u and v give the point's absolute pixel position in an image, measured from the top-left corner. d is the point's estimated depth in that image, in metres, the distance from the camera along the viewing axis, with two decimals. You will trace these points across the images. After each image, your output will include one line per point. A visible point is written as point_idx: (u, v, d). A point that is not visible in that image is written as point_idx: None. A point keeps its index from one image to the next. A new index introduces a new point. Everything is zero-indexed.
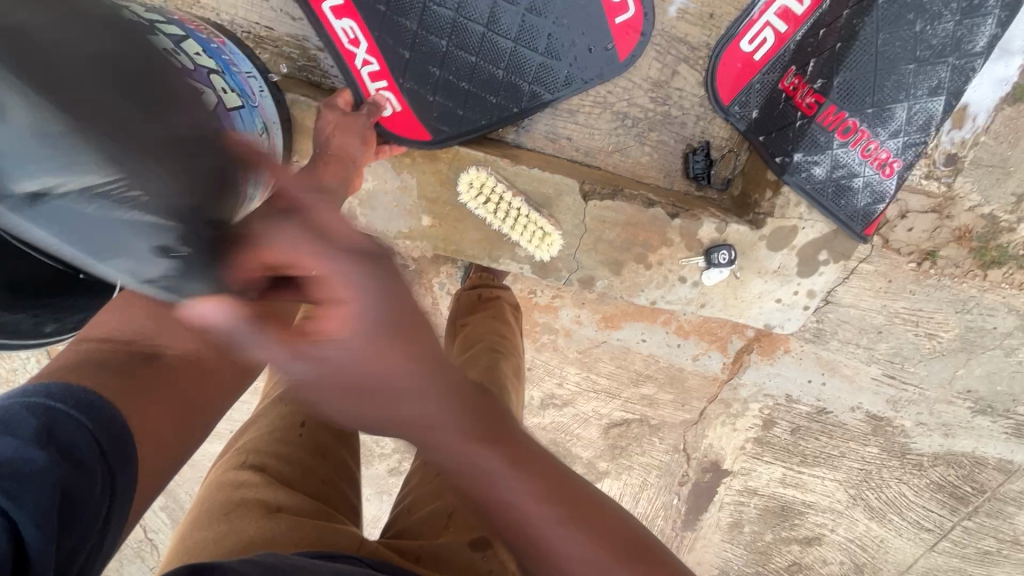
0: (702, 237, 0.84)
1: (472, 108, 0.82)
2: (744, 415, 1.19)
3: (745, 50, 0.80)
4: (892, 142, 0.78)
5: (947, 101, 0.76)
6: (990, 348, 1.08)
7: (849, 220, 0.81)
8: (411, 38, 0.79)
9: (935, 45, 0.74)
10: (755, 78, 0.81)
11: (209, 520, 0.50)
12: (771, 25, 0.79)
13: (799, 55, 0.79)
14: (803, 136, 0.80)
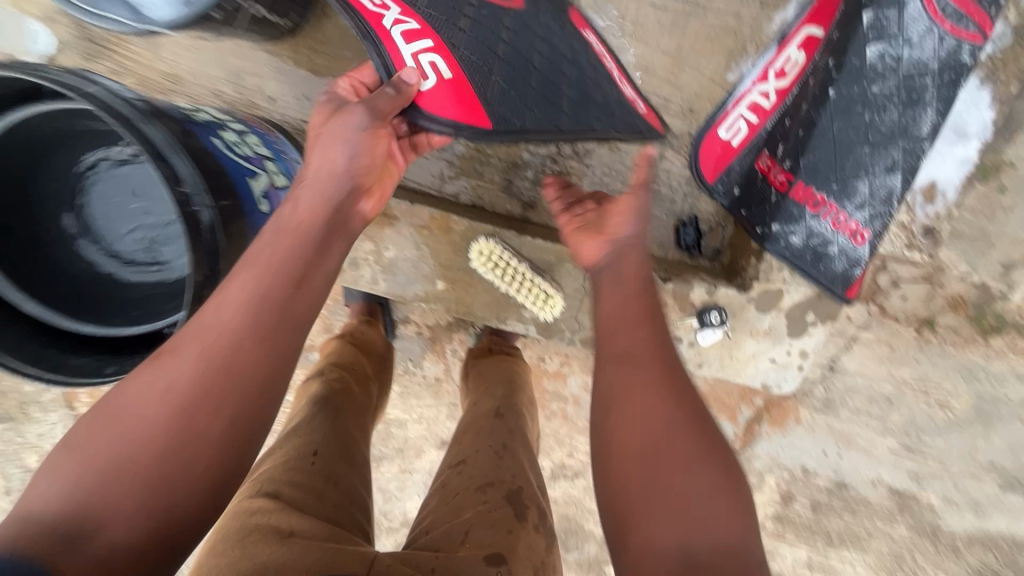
0: (693, 299, 0.84)
1: (518, 114, 0.79)
2: (761, 490, 1.16)
3: (722, 136, 0.76)
4: (858, 213, 0.75)
5: (902, 175, 0.74)
6: (1007, 419, 1.06)
7: (829, 283, 0.79)
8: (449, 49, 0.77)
9: (887, 128, 0.72)
10: (733, 162, 0.76)
11: (228, 545, 0.50)
12: (743, 113, 0.75)
13: (772, 140, 0.74)
14: (777, 211, 0.76)
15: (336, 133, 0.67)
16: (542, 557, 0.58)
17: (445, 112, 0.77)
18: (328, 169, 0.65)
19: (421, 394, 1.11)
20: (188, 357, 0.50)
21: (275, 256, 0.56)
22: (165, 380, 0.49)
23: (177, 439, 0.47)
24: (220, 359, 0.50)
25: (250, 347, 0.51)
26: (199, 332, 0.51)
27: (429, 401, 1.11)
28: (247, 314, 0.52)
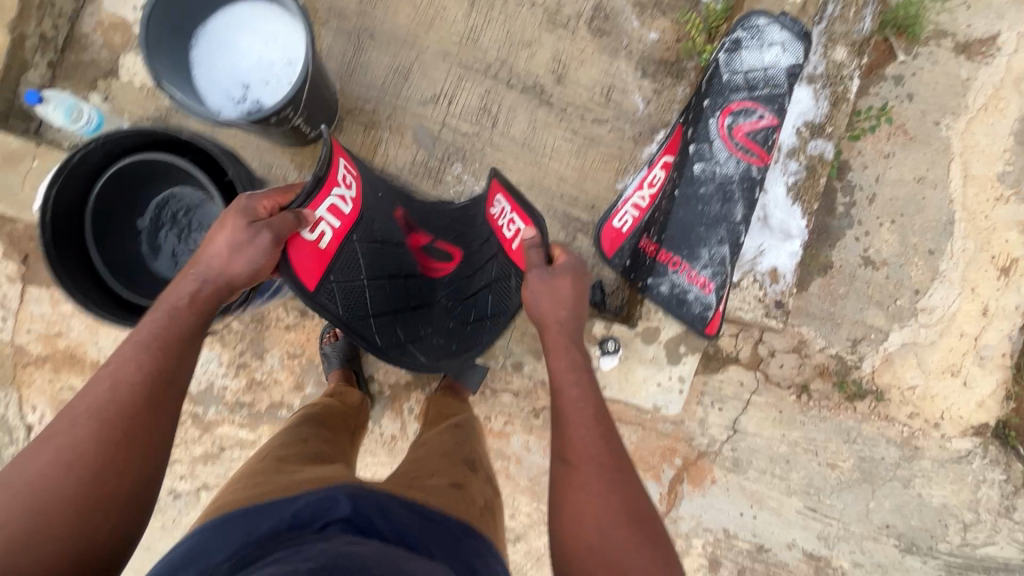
0: (595, 331, 0.92)
1: (348, 302, 0.78)
2: (689, 554, 1.25)
3: (615, 225, 0.95)
4: (705, 268, 0.90)
5: (731, 246, 0.90)
6: (888, 479, 1.24)
7: (692, 321, 0.90)
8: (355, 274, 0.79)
9: (713, 213, 0.90)
10: (624, 244, 0.94)
11: (250, 479, 0.80)
12: (631, 210, 0.95)
13: (652, 227, 0.93)
14: (648, 269, 0.92)
15: (257, 242, 0.68)
16: (483, 502, 0.87)
17: (297, 257, 0.72)
18: (229, 273, 0.70)
19: (376, 451, 1.21)
20: (86, 416, 0.60)
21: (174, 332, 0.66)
22: (73, 437, 0.59)
23: (94, 467, 0.58)
24: (114, 415, 0.61)
25: (115, 422, 0.60)
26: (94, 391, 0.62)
27: (384, 459, 1.21)
28: (158, 368, 0.65)
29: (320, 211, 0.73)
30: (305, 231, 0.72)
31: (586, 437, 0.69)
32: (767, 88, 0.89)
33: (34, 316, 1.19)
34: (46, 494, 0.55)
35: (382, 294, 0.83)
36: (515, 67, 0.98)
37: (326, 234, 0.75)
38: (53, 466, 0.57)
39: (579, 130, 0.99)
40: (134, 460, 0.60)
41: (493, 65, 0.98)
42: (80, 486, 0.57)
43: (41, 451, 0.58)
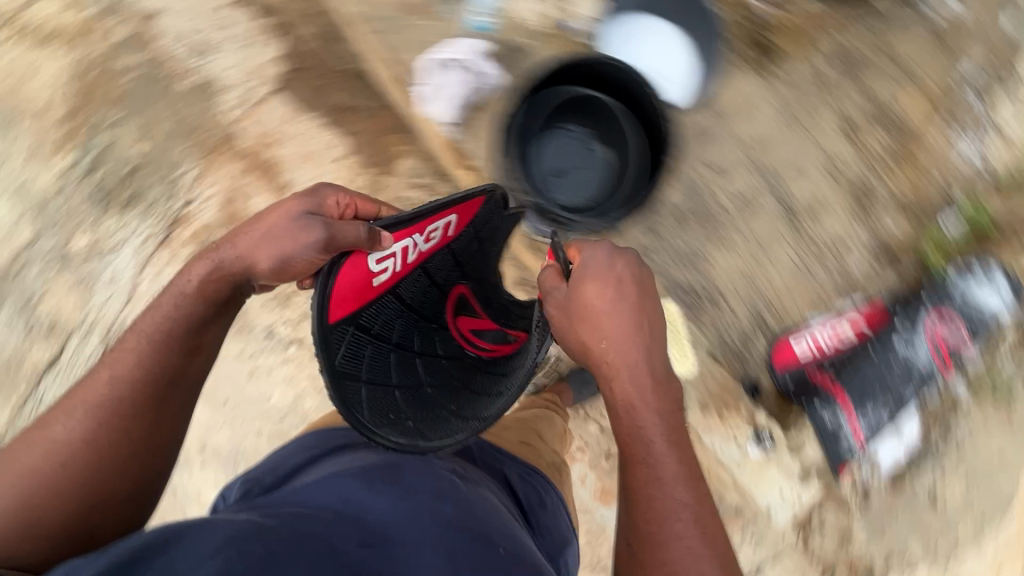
0: (756, 421, 1.15)
1: (354, 357, 0.77)
2: None
3: (795, 347, 1.08)
4: (864, 422, 1.07)
5: (892, 416, 1.07)
6: None
7: (833, 453, 1.10)
8: (375, 329, 0.81)
9: (891, 384, 1.06)
10: (797, 364, 1.08)
11: None
12: (814, 342, 1.08)
13: (832, 365, 1.08)
14: (816, 397, 1.09)
15: (306, 233, 0.80)
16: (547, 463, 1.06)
17: (336, 283, 0.74)
18: (245, 262, 0.82)
19: None
20: (79, 408, 0.77)
21: (164, 330, 0.79)
22: (71, 428, 0.75)
23: (89, 453, 0.75)
24: (102, 411, 0.76)
25: (109, 404, 0.76)
26: (87, 390, 0.78)
27: None
28: (155, 361, 0.79)
29: (399, 247, 0.81)
30: (370, 259, 0.78)
31: (671, 526, 0.72)
32: (973, 315, 1.07)
33: (266, 115, 1.25)
34: (58, 470, 0.74)
35: (382, 359, 0.81)
36: (785, 184, 1.13)
37: (385, 274, 0.81)
38: (63, 452, 0.74)
39: (802, 258, 1.13)
40: (119, 435, 0.77)
41: (770, 171, 1.13)
42: (80, 468, 0.74)
43: (46, 443, 0.75)
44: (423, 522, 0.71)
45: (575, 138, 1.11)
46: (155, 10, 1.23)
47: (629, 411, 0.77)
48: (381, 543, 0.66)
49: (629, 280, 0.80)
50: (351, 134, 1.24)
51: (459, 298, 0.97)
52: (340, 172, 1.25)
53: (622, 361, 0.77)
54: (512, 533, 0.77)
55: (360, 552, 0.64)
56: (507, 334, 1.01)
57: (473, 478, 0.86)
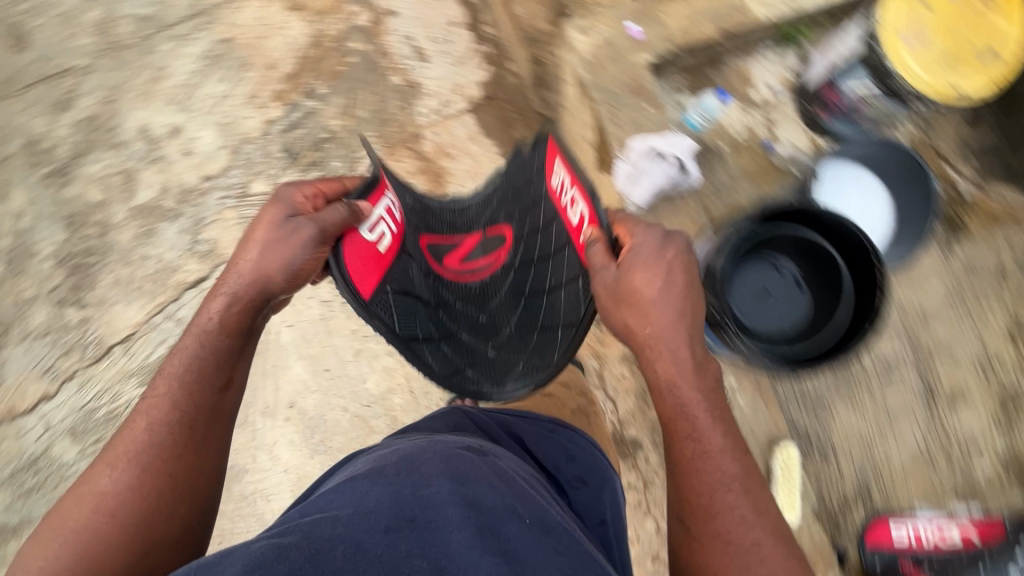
0: None
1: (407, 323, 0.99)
2: None
3: (893, 529, 1.03)
4: None
5: None
6: None
7: None
8: (407, 297, 1.00)
9: None
10: (890, 548, 1.02)
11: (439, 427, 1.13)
12: (913, 533, 1.02)
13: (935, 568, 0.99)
14: None
15: (297, 235, 0.89)
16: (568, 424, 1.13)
17: (348, 261, 0.93)
18: (262, 281, 0.88)
19: None
20: (120, 458, 0.79)
21: (202, 362, 0.84)
22: (119, 477, 0.78)
23: (132, 498, 0.77)
24: (141, 456, 0.79)
25: (147, 447, 0.79)
26: (125, 440, 0.80)
27: None
28: (193, 389, 0.82)
29: (378, 212, 0.97)
30: (364, 232, 0.95)
31: (720, 497, 0.75)
32: None
33: (451, 130, 1.33)
34: (112, 517, 0.76)
35: (426, 317, 1.02)
36: (933, 364, 1.09)
37: (386, 238, 0.98)
38: (114, 499, 0.77)
39: (927, 446, 1.07)
40: (161, 475, 0.79)
41: (920, 346, 1.09)
42: (127, 510, 0.76)
43: (95, 495, 0.77)
44: (443, 499, 0.71)
45: (781, 278, 0.92)
46: (393, 13, 1.36)
47: (672, 388, 0.78)
48: (406, 529, 0.67)
49: (681, 259, 0.81)
50: None
51: (431, 244, 1.06)
52: None
53: (663, 344, 0.78)
54: (537, 498, 0.78)
55: (385, 542, 0.65)
56: (497, 240, 1.05)
57: (489, 450, 0.86)
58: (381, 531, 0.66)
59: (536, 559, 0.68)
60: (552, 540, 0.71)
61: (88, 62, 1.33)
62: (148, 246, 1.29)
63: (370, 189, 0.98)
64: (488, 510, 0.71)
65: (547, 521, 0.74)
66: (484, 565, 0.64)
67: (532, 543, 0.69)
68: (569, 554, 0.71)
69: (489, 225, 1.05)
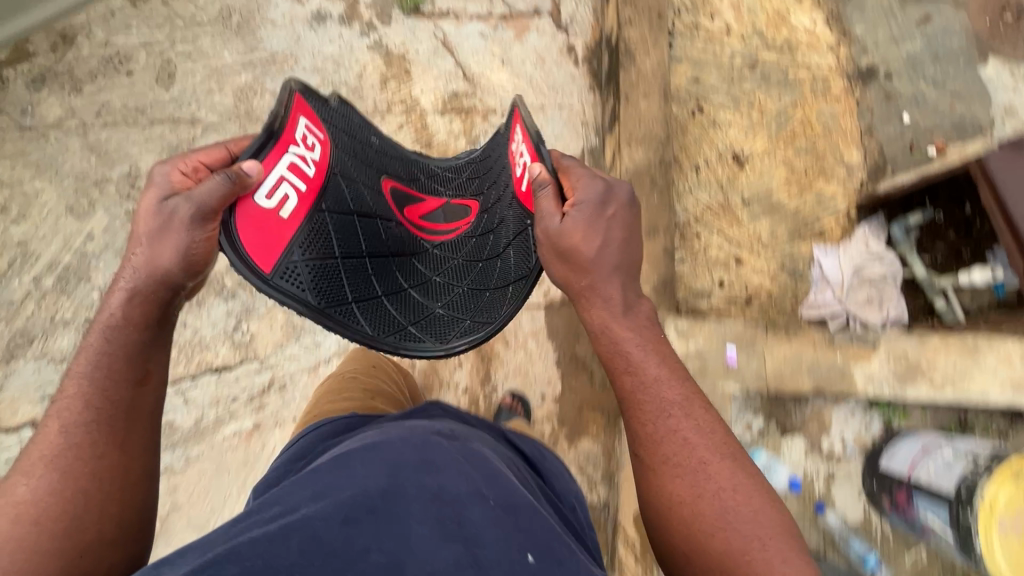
0: None
1: (325, 291, 0.89)
2: None
3: None
4: None
5: None
6: None
7: None
8: (348, 234, 0.95)
9: None
10: None
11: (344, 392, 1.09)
12: None
13: None
14: None
15: (176, 221, 0.75)
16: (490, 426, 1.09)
17: (243, 238, 0.81)
18: (159, 273, 0.76)
19: None
20: (36, 466, 0.69)
21: (115, 354, 0.74)
22: (36, 486, 0.68)
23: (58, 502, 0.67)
24: (65, 452, 0.69)
25: (60, 441, 0.70)
26: (38, 445, 0.70)
27: None
28: (124, 365, 0.74)
29: (275, 174, 0.84)
30: (261, 197, 0.82)
31: (663, 423, 0.78)
32: None
33: (519, 320, 1.32)
34: (43, 522, 0.66)
35: (362, 276, 0.95)
36: None
37: (289, 202, 0.86)
38: (43, 506, 0.67)
39: None
40: (93, 468, 0.70)
41: None
42: (56, 517, 0.67)
43: (7, 512, 0.66)
44: (406, 487, 0.63)
45: None
46: None
47: (605, 332, 0.84)
48: (364, 521, 0.59)
49: (622, 214, 0.85)
50: (566, 387, 1.29)
51: (395, 190, 1.06)
52: (537, 407, 1.29)
53: (595, 294, 0.84)
54: (505, 479, 0.70)
55: (343, 535, 0.58)
56: (462, 210, 1.11)
57: (461, 435, 0.82)
58: (338, 520, 0.59)
59: (497, 544, 0.60)
60: (518, 519, 0.63)
61: (216, 121, 1.35)
62: (191, 314, 1.27)
63: (270, 144, 0.83)
64: (450, 498, 0.62)
65: (515, 506, 0.65)
66: (441, 554, 0.57)
67: (495, 527, 0.61)
68: (532, 530, 0.63)
69: (456, 195, 1.11)
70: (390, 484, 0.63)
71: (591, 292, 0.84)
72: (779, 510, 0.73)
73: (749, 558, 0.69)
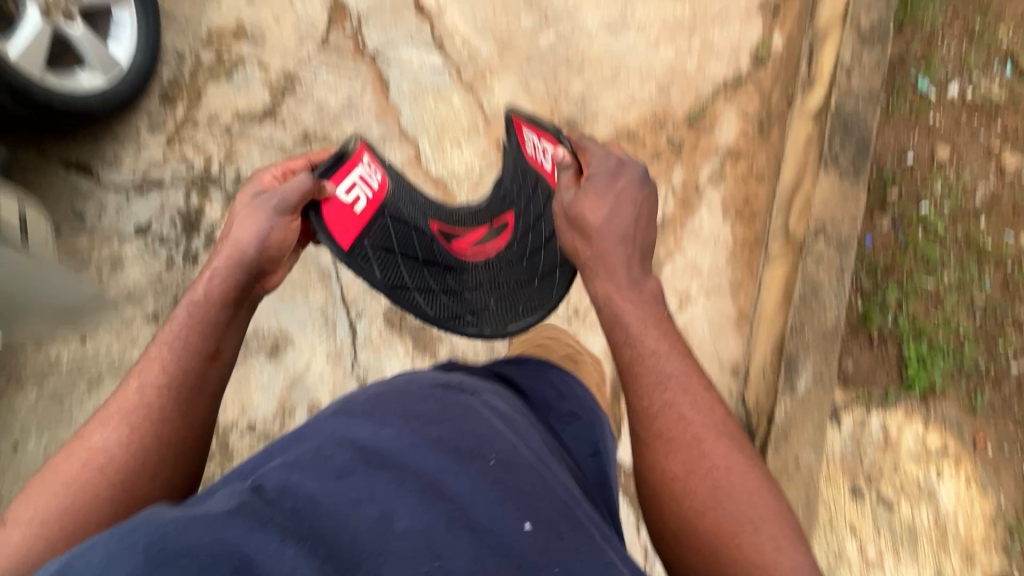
0: None
1: (389, 272, 1.01)
2: None
3: None
4: None
5: None
6: None
7: None
8: (405, 234, 1.04)
9: None
10: None
11: None
12: None
13: None
14: None
15: (258, 215, 0.89)
16: None
17: (327, 219, 0.94)
18: (244, 256, 0.87)
19: None
20: (115, 419, 0.79)
21: (194, 329, 0.84)
22: (110, 438, 0.78)
23: (130, 452, 0.78)
24: (139, 413, 0.79)
25: (137, 398, 0.80)
26: (119, 400, 0.81)
27: None
28: (202, 339, 0.84)
29: (349, 180, 0.97)
30: (342, 193, 0.96)
31: (658, 397, 0.80)
32: None
33: None
34: (116, 462, 0.77)
35: (420, 272, 1.04)
36: None
37: (361, 202, 0.98)
38: (124, 444, 0.78)
39: None
40: (158, 428, 0.79)
41: None
42: (124, 463, 0.77)
43: (85, 452, 0.77)
44: (410, 444, 0.63)
45: None
46: None
47: (608, 304, 0.85)
48: (360, 474, 0.59)
49: (632, 188, 0.87)
50: None
51: (443, 229, 1.11)
52: None
53: (601, 263, 0.86)
54: (508, 436, 0.71)
55: (341, 492, 0.57)
56: (501, 229, 1.12)
57: (469, 387, 0.80)
58: (335, 478, 0.59)
59: (496, 512, 0.60)
60: (514, 477, 0.64)
61: None
62: None
63: (341, 163, 0.97)
64: (452, 456, 0.64)
65: (517, 467, 0.65)
66: (434, 509, 0.58)
67: (489, 489, 0.62)
68: (530, 493, 0.63)
69: (499, 211, 1.13)
70: (394, 437, 0.64)
71: (609, 275, 0.86)
72: (777, 498, 0.77)
73: (738, 539, 0.74)
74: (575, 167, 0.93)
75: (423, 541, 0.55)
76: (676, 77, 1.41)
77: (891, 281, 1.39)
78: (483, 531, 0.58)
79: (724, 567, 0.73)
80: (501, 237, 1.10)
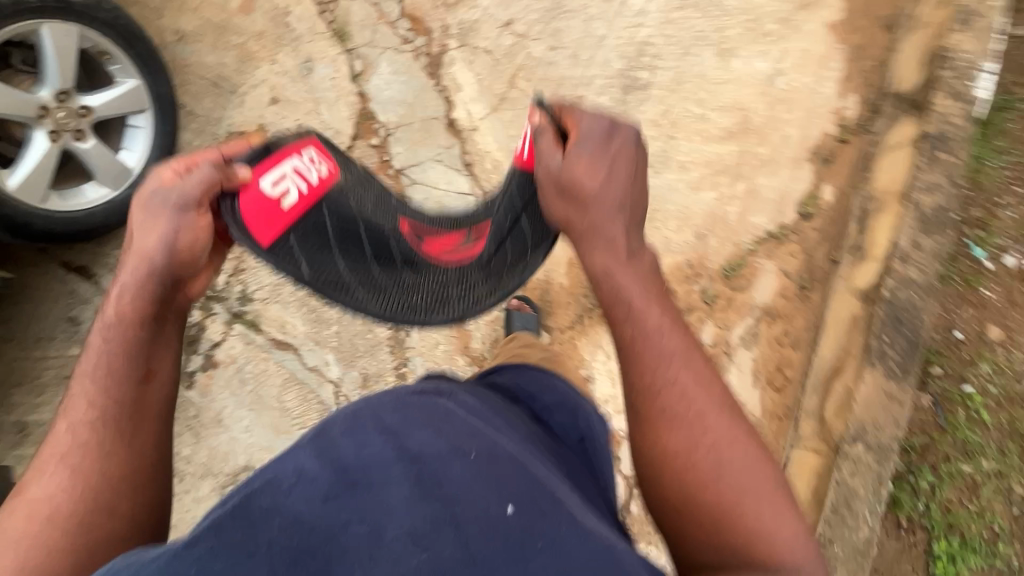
0: None
1: (320, 265, 0.80)
2: None
3: None
4: None
5: None
6: None
7: None
8: (341, 224, 0.82)
9: None
10: None
11: None
12: None
13: None
14: None
15: (151, 220, 0.72)
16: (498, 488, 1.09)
17: (243, 215, 0.74)
18: (151, 261, 0.72)
19: None
20: (52, 467, 0.69)
21: (119, 352, 0.72)
22: (48, 488, 0.67)
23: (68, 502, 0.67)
24: (76, 453, 0.69)
25: (68, 441, 0.69)
26: (52, 446, 0.70)
27: None
28: (129, 355, 0.72)
29: (279, 171, 0.78)
30: (264, 182, 0.76)
31: (661, 373, 0.70)
32: None
33: None
34: (56, 517, 0.66)
35: (358, 258, 0.82)
36: None
37: (291, 197, 0.78)
38: (62, 495, 0.67)
39: None
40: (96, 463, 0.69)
41: None
42: (66, 516, 0.67)
43: (22, 509, 0.66)
44: (385, 454, 0.56)
45: None
46: None
47: (608, 278, 0.73)
48: (348, 492, 0.53)
49: (630, 151, 0.73)
50: None
51: (408, 224, 0.90)
52: None
53: (597, 236, 0.73)
54: (487, 432, 0.63)
55: (327, 509, 0.52)
56: (478, 237, 0.89)
57: (446, 391, 0.71)
58: (319, 498, 0.53)
59: (479, 495, 0.54)
60: (498, 468, 0.57)
61: None
62: None
63: (266, 155, 0.79)
64: (429, 460, 0.56)
65: (503, 463, 0.58)
66: (420, 511, 0.52)
67: (474, 480, 0.55)
68: (516, 482, 0.57)
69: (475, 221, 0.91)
70: (365, 451, 0.56)
71: (604, 250, 0.73)
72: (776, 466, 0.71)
73: (741, 508, 0.67)
74: (556, 129, 0.76)
75: (413, 545, 0.50)
76: (716, 225, 1.33)
77: (926, 464, 1.31)
78: (467, 526, 0.52)
79: (737, 557, 0.66)
80: (473, 244, 0.88)
